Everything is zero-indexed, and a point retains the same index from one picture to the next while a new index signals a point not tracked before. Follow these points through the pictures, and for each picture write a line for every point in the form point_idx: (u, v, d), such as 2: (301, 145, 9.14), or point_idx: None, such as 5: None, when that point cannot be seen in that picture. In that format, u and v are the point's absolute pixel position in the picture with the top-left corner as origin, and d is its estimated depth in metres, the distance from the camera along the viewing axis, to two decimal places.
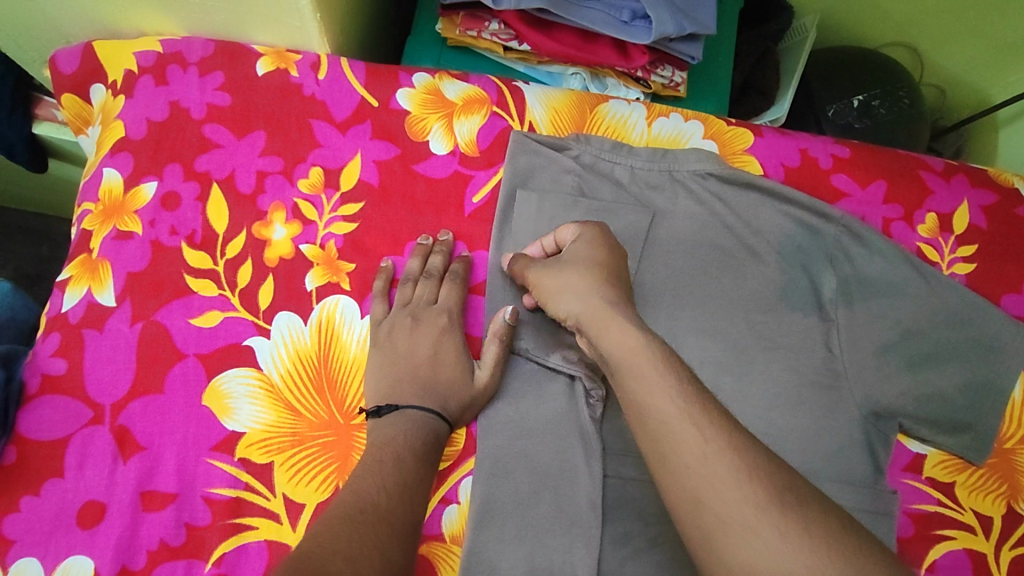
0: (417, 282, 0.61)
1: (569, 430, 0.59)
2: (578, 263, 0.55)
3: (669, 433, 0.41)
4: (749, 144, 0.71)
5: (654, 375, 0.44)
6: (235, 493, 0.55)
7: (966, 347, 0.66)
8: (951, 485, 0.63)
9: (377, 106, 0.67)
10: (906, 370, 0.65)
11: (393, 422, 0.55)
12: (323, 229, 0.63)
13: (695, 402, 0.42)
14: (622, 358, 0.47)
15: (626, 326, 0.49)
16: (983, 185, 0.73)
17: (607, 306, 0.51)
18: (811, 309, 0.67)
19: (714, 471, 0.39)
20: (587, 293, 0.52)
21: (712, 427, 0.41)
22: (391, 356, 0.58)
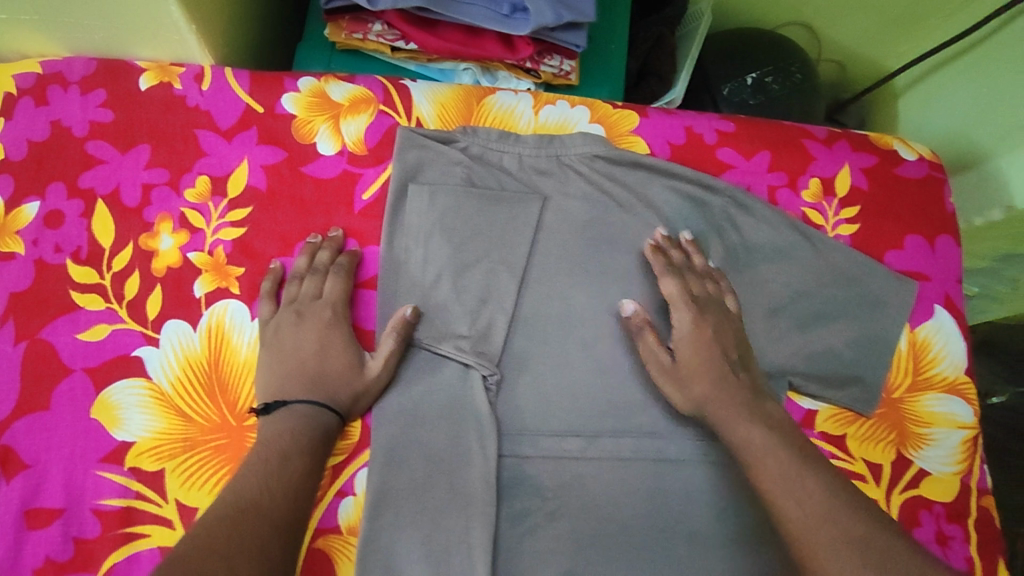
0: (314, 276, 0.62)
1: (463, 414, 0.61)
2: (693, 330, 0.63)
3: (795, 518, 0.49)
4: (633, 126, 0.72)
5: (767, 457, 0.53)
6: (126, 503, 0.55)
7: (850, 305, 0.69)
8: (842, 437, 0.66)
9: (263, 112, 0.68)
10: (793, 331, 0.68)
11: (280, 418, 0.55)
12: (211, 237, 0.64)
13: (804, 472, 0.51)
14: (749, 450, 0.55)
15: (749, 417, 0.57)
16: (864, 149, 0.74)
17: (729, 392, 0.59)
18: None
19: (823, 520, 0.48)
20: (704, 367, 0.61)
21: (823, 494, 0.50)
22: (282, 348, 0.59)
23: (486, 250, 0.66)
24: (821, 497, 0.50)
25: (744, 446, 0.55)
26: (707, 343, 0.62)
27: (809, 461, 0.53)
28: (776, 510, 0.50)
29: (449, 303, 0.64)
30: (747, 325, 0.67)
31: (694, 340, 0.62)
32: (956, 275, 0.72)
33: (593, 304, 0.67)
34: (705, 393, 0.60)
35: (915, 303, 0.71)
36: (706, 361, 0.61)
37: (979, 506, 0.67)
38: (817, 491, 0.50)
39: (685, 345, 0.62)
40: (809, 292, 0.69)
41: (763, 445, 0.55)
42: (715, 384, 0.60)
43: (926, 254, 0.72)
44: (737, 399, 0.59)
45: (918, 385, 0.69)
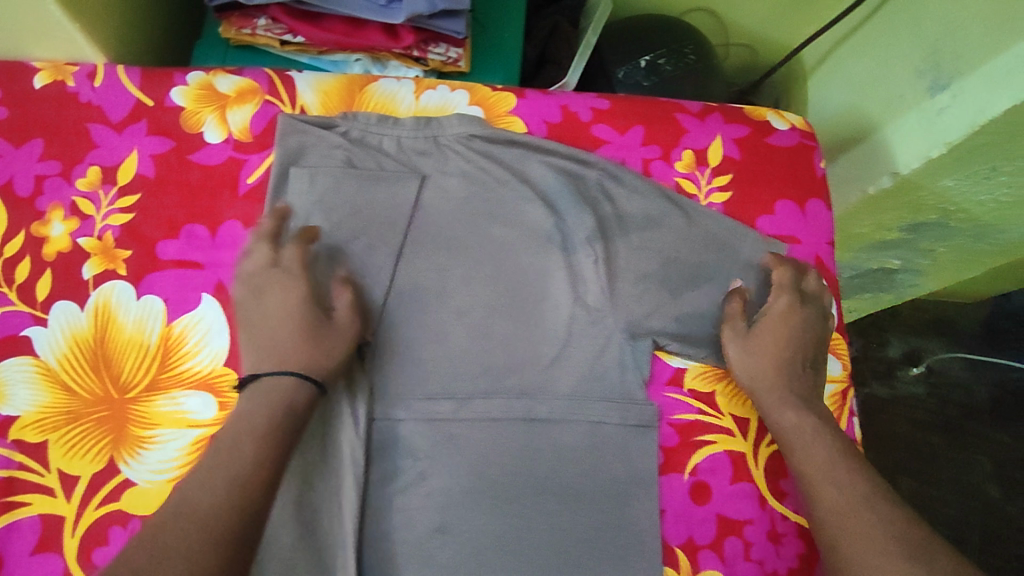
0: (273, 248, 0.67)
1: (336, 381, 0.64)
2: (793, 307, 0.69)
3: (827, 506, 0.57)
4: (511, 107, 0.76)
5: (815, 444, 0.61)
6: (9, 473, 0.59)
7: (721, 267, 0.72)
8: (710, 393, 0.69)
9: (152, 105, 0.72)
10: (666, 293, 0.70)
11: (253, 392, 0.58)
12: (101, 222, 0.68)
13: (845, 464, 0.59)
14: (786, 436, 0.64)
15: (798, 409, 0.64)
16: (737, 120, 0.78)
17: (784, 382, 0.66)
18: (578, 248, 0.71)
19: (844, 513, 0.56)
20: (784, 342, 0.68)
21: (849, 493, 0.57)
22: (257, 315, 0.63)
23: (364, 228, 0.69)
24: (860, 496, 0.57)
25: (786, 431, 0.64)
26: (792, 334, 0.68)
27: (848, 453, 0.61)
28: (820, 497, 0.58)
29: (326, 277, 0.67)
30: (619, 289, 0.70)
31: (776, 323, 0.69)
32: (827, 238, 0.75)
33: (469, 276, 0.70)
34: (766, 369, 0.67)
35: (785, 264, 0.74)
36: (782, 346, 0.68)
37: None
38: (869, 489, 0.57)
39: (770, 321, 0.69)
40: (679, 257, 0.71)
41: (803, 432, 0.63)
42: (779, 367, 0.67)
43: (797, 218, 0.75)
44: (791, 391, 0.66)
45: None
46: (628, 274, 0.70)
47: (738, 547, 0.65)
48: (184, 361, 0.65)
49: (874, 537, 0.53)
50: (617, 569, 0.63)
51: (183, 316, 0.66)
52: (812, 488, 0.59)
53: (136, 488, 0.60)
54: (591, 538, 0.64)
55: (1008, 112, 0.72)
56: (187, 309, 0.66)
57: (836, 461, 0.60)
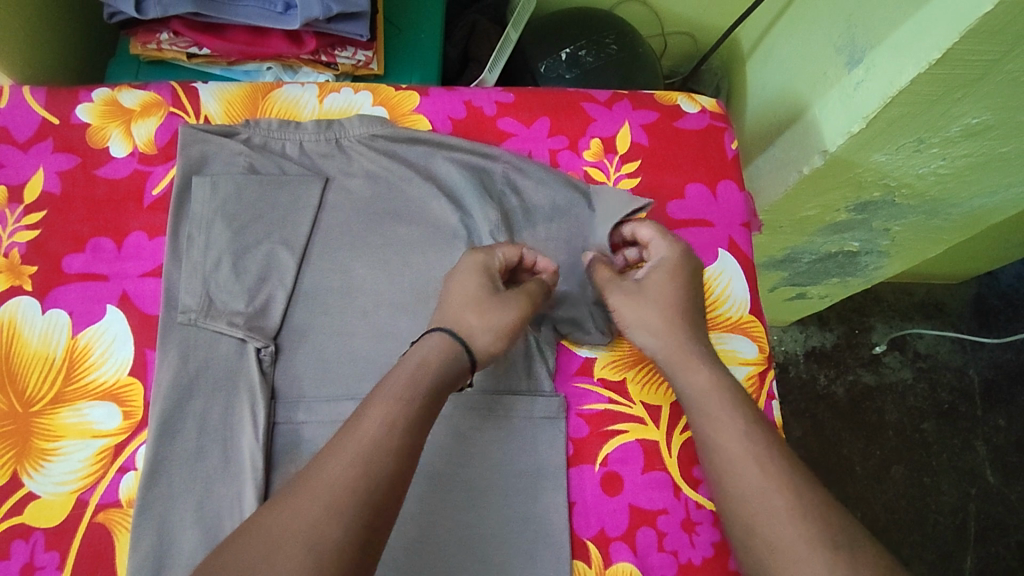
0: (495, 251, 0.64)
1: (236, 384, 0.64)
2: (673, 260, 0.66)
3: (745, 486, 0.52)
4: (415, 105, 0.76)
5: (714, 409, 0.56)
6: None
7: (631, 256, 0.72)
8: (621, 382, 0.67)
9: (58, 123, 0.73)
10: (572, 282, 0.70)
11: (416, 348, 0.56)
12: (8, 240, 0.69)
13: (757, 434, 0.54)
14: (691, 398, 0.58)
15: (700, 366, 0.59)
16: (645, 106, 0.78)
17: (684, 339, 0.62)
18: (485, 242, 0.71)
19: (753, 499, 0.51)
20: (671, 295, 0.64)
21: (761, 471, 0.52)
22: (458, 304, 0.59)
23: (267, 232, 0.70)
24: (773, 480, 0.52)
25: (692, 395, 0.58)
26: (682, 286, 0.65)
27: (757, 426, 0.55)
28: (728, 485, 0.53)
29: (228, 283, 0.67)
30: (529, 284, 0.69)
31: (664, 274, 0.65)
32: (741, 218, 0.74)
33: (374, 275, 0.69)
34: (663, 322, 0.62)
35: (698, 248, 0.72)
36: (675, 298, 0.64)
37: None
38: (781, 466, 0.52)
39: (657, 274, 0.65)
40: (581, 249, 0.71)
41: (709, 395, 0.58)
42: (675, 320, 0.63)
43: (707, 200, 0.74)
44: (687, 343, 0.62)
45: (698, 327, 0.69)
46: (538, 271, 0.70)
47: (651, 537, 0.62)
48: (89, 372, 0.65)
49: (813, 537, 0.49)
50: (526, 566, 0.60)
51: (88, 328, 0.66)
52: (729, 465, 0.54)
53: (39, 500, 0.61)
54: (498, 535, 0.61)
55: (916, 80, 0.71)
56: (92, 320, 0.67)
57: (752, 435, 0.55)
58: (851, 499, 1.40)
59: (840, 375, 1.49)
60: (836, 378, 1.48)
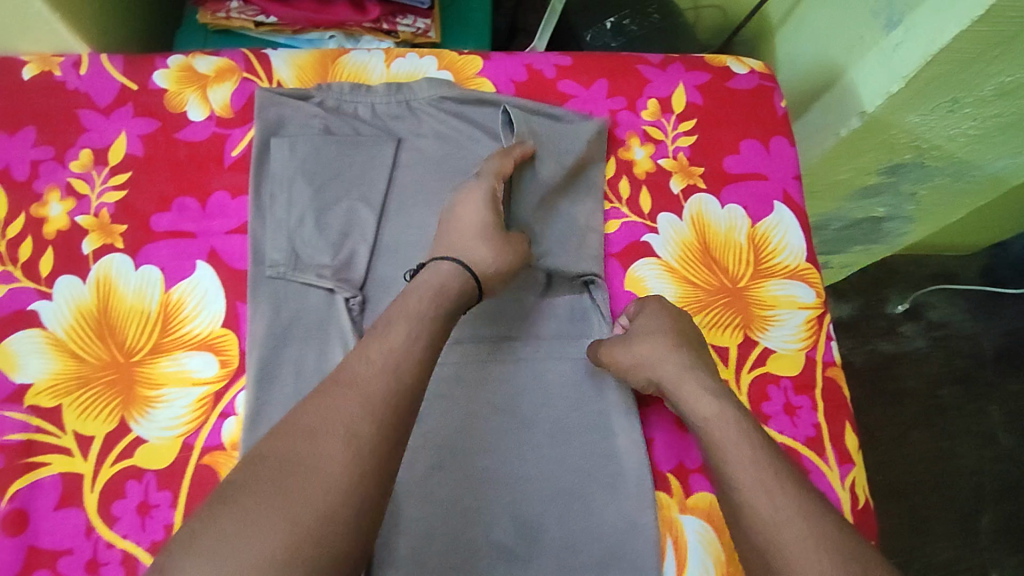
0: (511, 151, 0.71)
1: (328, 333, 0.67)
2: (670, 310, 0.68)
3: (766, 502, 0.53)
4: (478, 68, 0.79)
5: (723, 430, 0.58)
6: (27, 436, 0.63)
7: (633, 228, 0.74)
8: None
9: (137, 89, 0.75)
10: (573, 235, 0.73)
11: (430, 272, 0.61)
12: (96, 201, 0.72)
13: (771, 464, 0.55)
14: (702, 426, 0.60)
15: (705, 396, 0.61)
16: (697, 67, 0.81)
17: (685, 372, 0.63)
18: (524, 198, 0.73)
19: (774, 526, 0.52)
20: (673, 346, 0.65)
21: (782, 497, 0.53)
22: (466, 232, 0.65)
23: (346, 190, 0.72)
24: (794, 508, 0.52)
25: (702, 422, 0.60)
26: (671, 327, 0.66)
27: (764, 452, 0.56)
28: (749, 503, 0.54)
29: (312, 239, 0.70)
30: (528, 227, 0.72)
31: (653, 315, 0.67)
32: (793, 172, 0.78)
33: None
34: (652, 356, 0.64)
35: (754, 201, 0.77)
36: (676, 342, 0.65)
37: (825, 377, 0.71)
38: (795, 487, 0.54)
39: (648, 315, 0.67)
40: (576, 212, 0.74)
41: (720, 420, 0.59)
42: (675, 355, 0.64)
43: (762, 155, 0.78)
44: (687, 376, 0.63)
45: (761, 273, 0.74)
46: (550, 230, 0.73)
47: None
48: (184, 325, 0.68)
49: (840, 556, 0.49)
50: (610, 498, 0.65)
51: (179, 283, 0.69)
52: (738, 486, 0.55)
53: (147, 444, 0.64)
54: (581, 468, 0.66)
55: (958, 37, 0.75)
56: (183, 276, 0.69)
57: (760, 462, 0.55)
58: (873, 463, 1.45)
59: (861, 345, 1.54)
60: (857, 348, 1.53)
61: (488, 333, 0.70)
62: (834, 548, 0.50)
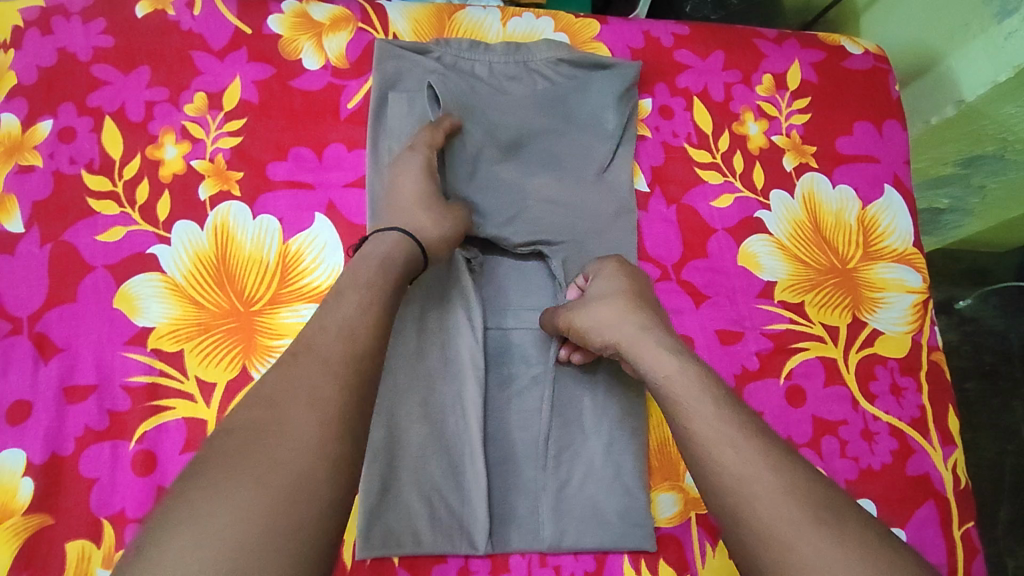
0: (442, 123, 0.68)
1: (451, 288, 0.67)
2: (623, 273, 0.64)
3: (727, 450, 0.46)
4: (595, 33, 0.78)
5: (681, 387, 0.51)
6: (151, 379, 0.62)
7: (592, 198, 0.72)
8: (801, 304, 0.71)
9: (250, 34, 0.74)
10: (511, 201, 0.71)
11: (376, 242, 0.59)
12: (211, 145, 0.71)
13: (734, 417, 0.48)
14: (659, 385, 0.53)
15: (665, 352, 0.54)
16: (813, 46, 0.81)
17: (645, 329, 0.57)
18: (473, 159, 0.71)
19: (736, 483, 0.45)
20: (628, 306, 0.60)
21: (749, 452, 0.46)
22: (406, 203, 0.64)
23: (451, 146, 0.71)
24: (760, 461, 0.45)
25: (659, 379, 0.53)
26: (623, 288, 0.62)
27: (725, 400, 0.49)
28: (711, 460, 0.46)
29: None
30: (462, 198, 0.69)
31: (608, 278, 0.64)
32: (903, 156, 0.78)
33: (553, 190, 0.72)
34: (607, 317, 0.59)
35: (866, 183, 0.76)
36: (629, 301, 0.60)
37: (930, 361, 0.71)
38: (763, 437, 0.47)
39: (602, 279, 0.63)
40: (529, 183, 0.71)
41: (679, 376, 0.52)
42: (631, 315, 0.59)
43: (874, 138, 0.78)
44: (644, 335, 0.57)
45: (871, 255, 0.74)
46: (487, 200, 0.70)
47: (835, 445, 0.66)
48: (302, 277, 0.67)
49: (817, 513, 0.42)
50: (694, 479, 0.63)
51: (298, 235, 0.68)
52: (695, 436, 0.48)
53: None
54: None
55: None
56: (302, 227, 0.69)
57: (725, 415, 0.48)
58: None
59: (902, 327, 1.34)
60: None
61: (443, 294, 0.67)
62: (807, 503, 0.43)
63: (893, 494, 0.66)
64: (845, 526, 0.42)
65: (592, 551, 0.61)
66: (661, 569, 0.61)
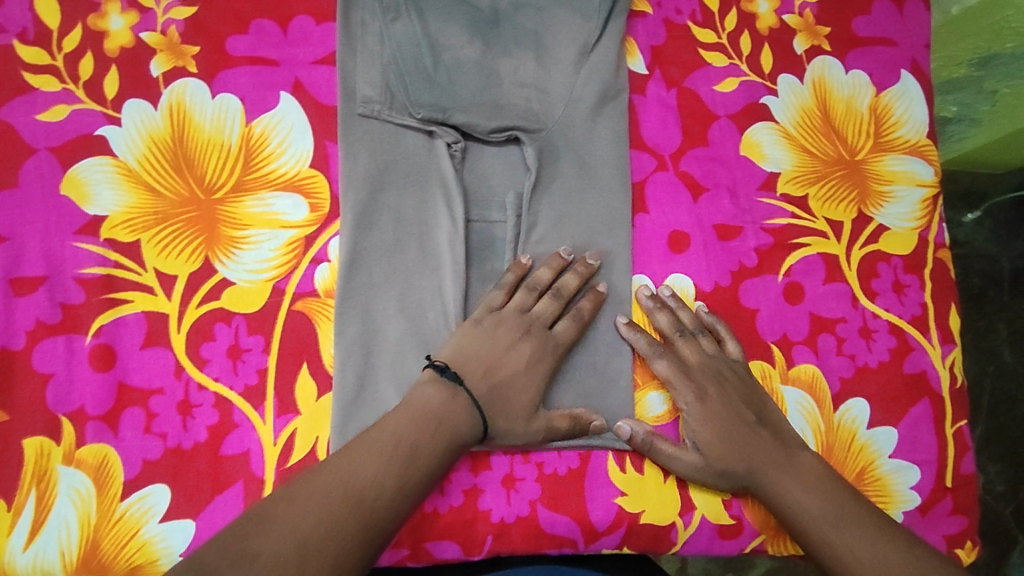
0: (540, 292, 0.59)
1: (429, 177, 0.62)
2: (715, 386, 0.58)
3: (852, 559, 0.52)
4: None
5: (817, 522, 0.54)
6: (106, 271, 0.58)
7: (573, 79, 0.65)
8: (804, 199, 0.66)
9: None
10: (483, 79, 0.64)
11: (415, 423, 0.50)
12: (163, 16, 0.63)
13: (860, 530, 0.53)
14: (796, 518, 0.55)
15: (789, 484, 0.56)
16: None
17: (764, 457, 0.57)
18: (441, 37, 0.64)
19: None
20: (734, 436, 0.57)
21: (887, 558, 0.52)
22: (483, 381, 0.53)
23: (421, 17, 0.64)
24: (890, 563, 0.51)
25: (793, 514, 0.55)
26: (723, 409, 0.58)
27: (844, 513, 0.54)
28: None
29: (390, 75, 0.63)
30: (429, 81, 0.62)
31: (706, 417, 0.57)
32: (924, 39, 0.72)
33: (529, 70, 0.65)
34: (730, 463, 0.57)
35: (881, 67, 0.71)
36: (732, 428, 0.57)
37: (936, 259, 0.67)
38: (878, 536, 0.53)
39: (701, 421, 0.57)
40: (502, 65, 0.65)
41: (814, 512, 0.54)
42: (745, 453, 0.57)
43: (893, 18, 0.72)
44: (768, 463, 0.57)
45: (880, 147, 0.69)
46: (459, 84, 0.63)
47: (831, 343, 0.64)
48: (267, 165, 0.61)
49: None
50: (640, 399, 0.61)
51: (262, 116, 0.62)
52: (818, 545, 0.54)
53: (235, 287, 0.59)
54: None
55: None
56: (266, 108, 0.62)
57: (858, 534, 0.53)
58: None
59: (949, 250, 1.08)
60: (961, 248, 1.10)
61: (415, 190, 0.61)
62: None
63: (887, 392, 0.63)
64: None
65: (576, 448, 0.58)
66: (647, 467, 0.59)
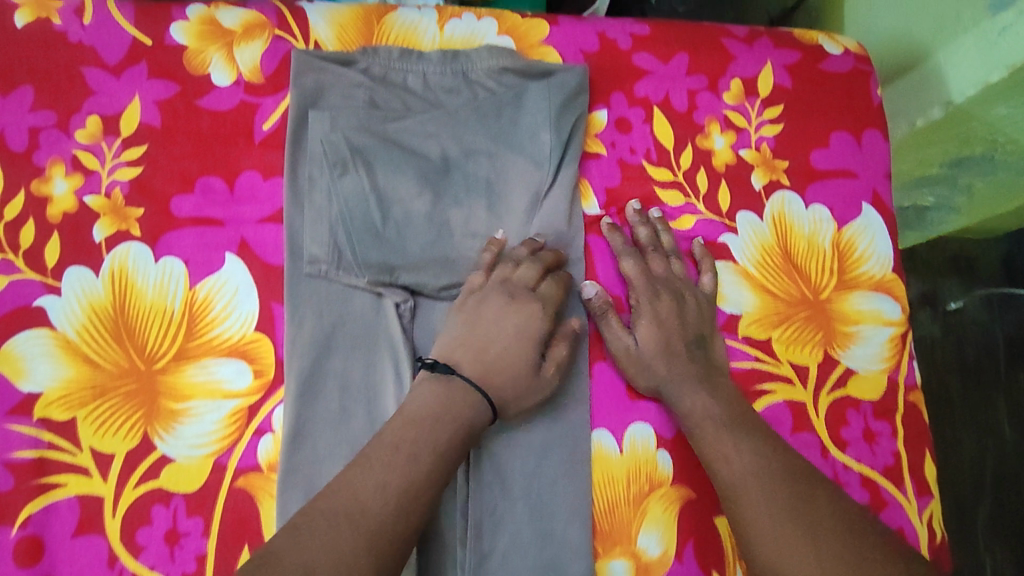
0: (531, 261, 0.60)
1: (376, 340, 0.60)
2: (675, 296, 0.62)
3: (726, 465, 0.55)
4: (544, 35, 0.71)
5: (707, 426, 0.57)
6: (38, 453, 0.56)
7: (524, 229, 0.64)
8: (768, 341, 0.65)
9: (151, 44, 0.66)
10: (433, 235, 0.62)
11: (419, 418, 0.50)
12: (107, 178, 0.63)
13: (739, 436, 0.56)
14: (691, 420, 0.58)
15: (699, 390, 0.59)
16: (786, 45, 0.74)
17: (683, 363, 0.60)
18: (390, 192, 0.62)
19: (756, 500, 0.52)
20: (672, 347, 0.60)
21: (757, 465, 0.54)
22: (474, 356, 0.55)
23: (370, 169, 0.62)
24: (756, 469, 0.54)
25: (689, 415, 0.58)
26: (671, 315, 0.61)
27: (737, 423, 0.57)
28: (719, 471, 0.55)
29: (338, 233, 0.61)
30: (378, 240, 0.61)
31: (653, 322, 0.61)
32: (884, 169, 0.71)
33: (479, 219, 0.64)
34: (664, 372, 0.59)
35: (842, 200, 0.69)
36: (671, 346, 0.60)
37: (907, 402, 0.65)
38: (758, 448, 0.55)
39: (647, 326, 0.61)
40: (452, 217, 0.63)
41: (707, 414, 0.57)
42: (672, 356, 0.60)
43: (852, 150, 0.71)
44: (689, 373, 0.59)
45: (845, 284, 0.67)
46: (408, 240, 0.62)
47: None
48: (210, 328, 0.60)
49: (798, 516, 0.51)
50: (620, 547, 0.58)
51: (206, 279, 0.61)
52: (708, 447, 0.56)
53: (174, 464, 0.56)
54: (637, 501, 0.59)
55: None
56: (210, 270, 0.61)
57: (743, 447, 0.55)
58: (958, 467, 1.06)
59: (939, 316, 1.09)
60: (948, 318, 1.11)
61: (363, 353, 0.59)
62: (787, 507, 0.51)
63: None
64: (817, 522, 0.50)
65: None
66: None
